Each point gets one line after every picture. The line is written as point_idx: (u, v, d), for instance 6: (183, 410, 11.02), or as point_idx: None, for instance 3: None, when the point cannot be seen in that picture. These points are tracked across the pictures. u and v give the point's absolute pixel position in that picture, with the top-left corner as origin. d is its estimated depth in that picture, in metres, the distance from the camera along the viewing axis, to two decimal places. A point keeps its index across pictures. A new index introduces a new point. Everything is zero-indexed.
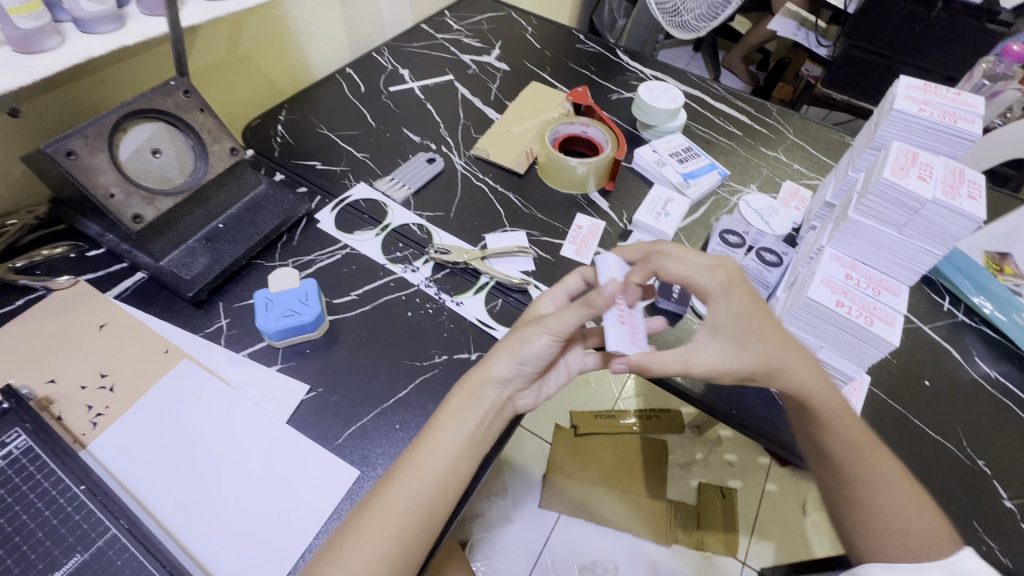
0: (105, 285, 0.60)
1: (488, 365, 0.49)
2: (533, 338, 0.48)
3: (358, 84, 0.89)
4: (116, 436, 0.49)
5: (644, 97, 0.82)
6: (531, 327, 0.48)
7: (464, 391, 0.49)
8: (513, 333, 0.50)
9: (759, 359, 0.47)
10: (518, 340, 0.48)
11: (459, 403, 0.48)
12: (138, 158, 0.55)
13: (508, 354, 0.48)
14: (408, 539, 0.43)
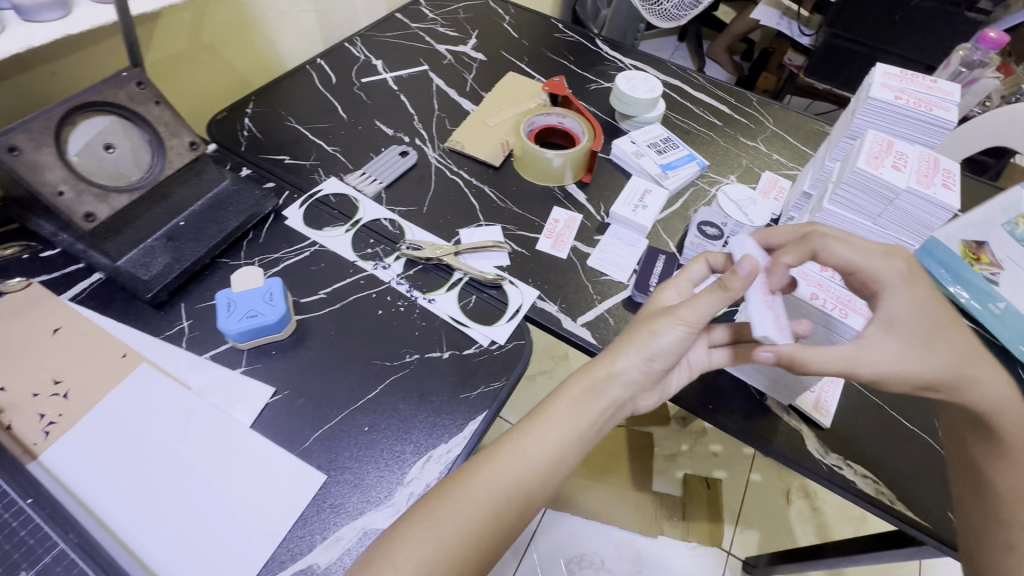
0: (60, 287, 0.57)
1: (615, 355, 0.46)
2: (664, 328, 0.45)
3: (329, 76, 0.86)
4: (70, 446, 0.47)
5: (621, 87, 0.81)
6: (661, 318, 0.45)
7: (579, 380, 0.47)
8: (639, 322, 0.48)
9: (946, 364, 0.43)
10: (649, 327, 0.46)
11: (574, 395, 0.46)
12: (89, 153, 0.53)
13: (634, 345, 0.46)
14: (496, 523, 0.42)
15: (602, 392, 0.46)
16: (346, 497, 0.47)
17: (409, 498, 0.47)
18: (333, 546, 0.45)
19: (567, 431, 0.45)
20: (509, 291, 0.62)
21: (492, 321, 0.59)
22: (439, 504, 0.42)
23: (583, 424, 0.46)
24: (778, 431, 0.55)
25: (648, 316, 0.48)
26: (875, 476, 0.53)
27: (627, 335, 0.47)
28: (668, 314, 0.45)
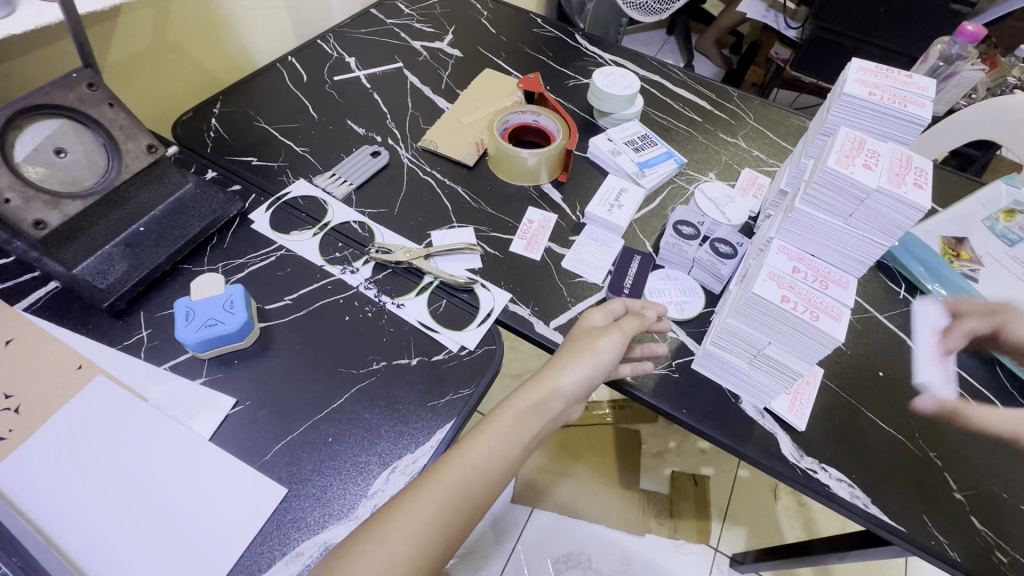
0: (13, 296, 0.55)
1: (558, 371, 0.49)
2: (605, 345, 0.51)
3: (300, 74, 0.84)
4: (19, 462, 0.46)
5: (598, 83, 0.79)
6: (601, 337, 0.51)
7: (518, 397, 0.48)
8: (578, 339, 0.52)
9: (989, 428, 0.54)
10: (590, 344, 0.51)
11: (519, 409, 0.47)
12: (38, 158, 0.51)
13: (579, 361, 0.50)
14: (448, 533, 0.42)
15: (542, 407, 0.48)
16: (307, 512, 0.46)
17: (371, 509, 0.46)
18: (292, 562, 0.44)
19: (507, 442, 0.46)
20: (480, 295, 0.61)
21: (462, 326, 0.58)
22: (385, 519, 0.41)
23: (526, 437, 0.47)
24: (752, 434, 0.54)
25: (589, 333, 0.52)
26: (849, 479, 0.52)
27: (563, 353, 0.51)
28: (606, 333, 0.52)
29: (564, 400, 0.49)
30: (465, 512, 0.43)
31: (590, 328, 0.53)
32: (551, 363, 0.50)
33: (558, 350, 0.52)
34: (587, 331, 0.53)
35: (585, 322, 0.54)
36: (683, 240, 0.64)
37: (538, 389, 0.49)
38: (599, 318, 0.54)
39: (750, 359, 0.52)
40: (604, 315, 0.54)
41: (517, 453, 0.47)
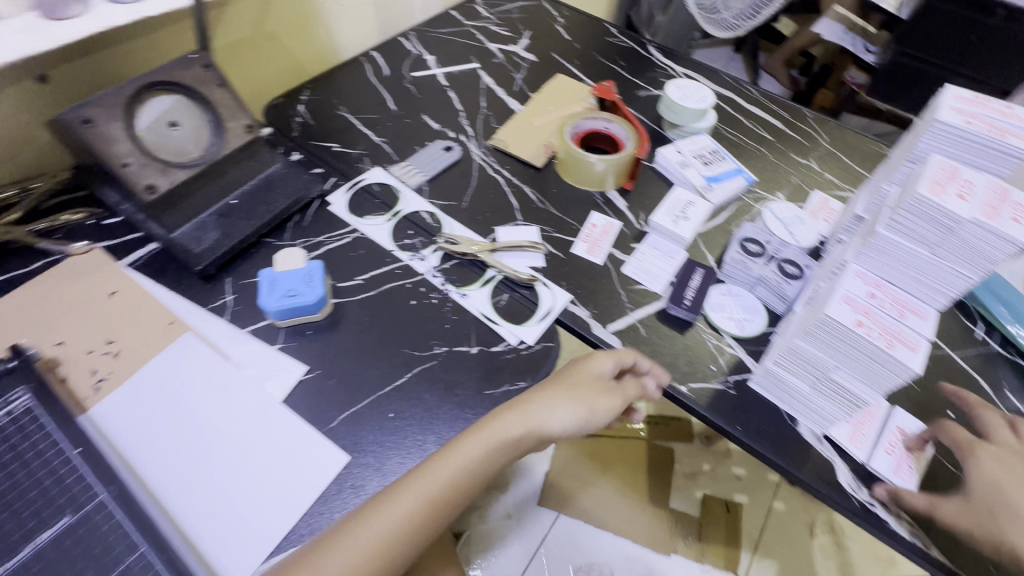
0: (119, 253, 0.61)
1: (549, 412, 0.50)
2: (603, 406, 0.52)
3: (382, 68, 0.88)
4: (117, 402, 0.50)
5: (672, 95, 0.79)
6: (603, 398, 0.52)
7: (483, 430, 0.48)
8: (584, 389, 0.52)
9: None
10: (591, 401, 0.52)
11: (500, 440, 0.48)
12: (155, 129, 0.56)
13: (573, 410, 0.51)
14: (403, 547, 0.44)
15: (514, 444, 0.49)
16: (366, 481, 0.48)
17: None
18: None
19: (474, 466, 0.47)
20: (541, 292, 0.62)
21: (522, 321, 0.59)
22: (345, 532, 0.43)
23: (499, 462, 0.49)
24: (808, 458, 0.53)
25: (594, 386, 0.53)
26: (910, 518, 0.50)
27: (557, 396, 0.51)
28: (609, 395, 0.53)
29: (541, 437, 0.50)
30: (427, 526, 0.46)
31: (599, 381, 0.53)
32: (535, 403, 0.51)
33: (546, 391, 0.52)
34: (597, 381, 0.53)
35: (593, 369, 0.54)
36: (749, 257, 0.63)
37: (517, 426, 0.49)
38: (609, 368, 0.54)
39: (814, 384, 0.51)
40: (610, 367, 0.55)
41: (485, 476, 0.48)
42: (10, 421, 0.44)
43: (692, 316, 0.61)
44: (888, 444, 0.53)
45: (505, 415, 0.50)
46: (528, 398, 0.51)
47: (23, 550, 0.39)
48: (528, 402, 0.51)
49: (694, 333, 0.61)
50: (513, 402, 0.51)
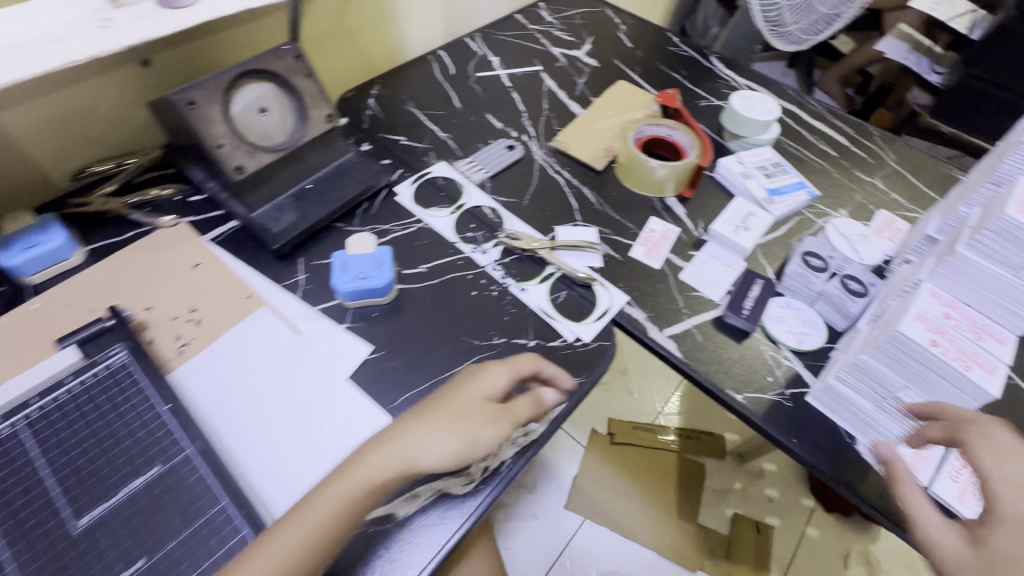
0: (203, 229, 0.65)
1: (420, 440, 0.45)
2: (484, 435, 0.46)
3: (448, 67, 0.91)
4: (198, 365, 0.53)
5: (736, 106, 0.79)
6: (483, 426, 0.46)
7: (355, 468, 0.43)
8: (463, 417, 0.46)
9: None
10: (472, 431, 0.46)
11: (366, 475, 0.43)
12: (248, 114, 0.59)
13: (447, 438, 0.45)
14: None
15: (383, 483, 0.44)
16: None
17: (483, 469, 0.50)
18: (408, 502, 0.47)
19: (341, 506, 0.42)
20: (598, 292, 0.63)
21: (579, 319, 0.60)
22: None
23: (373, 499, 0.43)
24: (865, 478, 0.52)
25: (474, 416, 0.46)
26: None
27: (429, 430, 0.45)
28: (496, 421, 0.47)
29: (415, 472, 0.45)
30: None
31: (480, 406, 0.47)
32: (404, 434, 0.45)
33: (418, 421, 0.46)
34: (478, 407, 0.47)
35: (470, 395, 0.48)
36: (812, 272, 0.63)
37: (391, 462, 0.44)
38: (496, 385, 0.49)
39: (878, 402, 0.51)
40: (491, 388, 0.49)
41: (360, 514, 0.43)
42: (108, 374, 0.47)
43: (750, 326, 0.61)
44: (953, 470, 0.52)
45: (370, 454, 0.44)
46: (399, 431, 0.46)
47: (117, 494, 0.42)
48: (398, 434, 0.45)
49: (751, 343, 0.61)
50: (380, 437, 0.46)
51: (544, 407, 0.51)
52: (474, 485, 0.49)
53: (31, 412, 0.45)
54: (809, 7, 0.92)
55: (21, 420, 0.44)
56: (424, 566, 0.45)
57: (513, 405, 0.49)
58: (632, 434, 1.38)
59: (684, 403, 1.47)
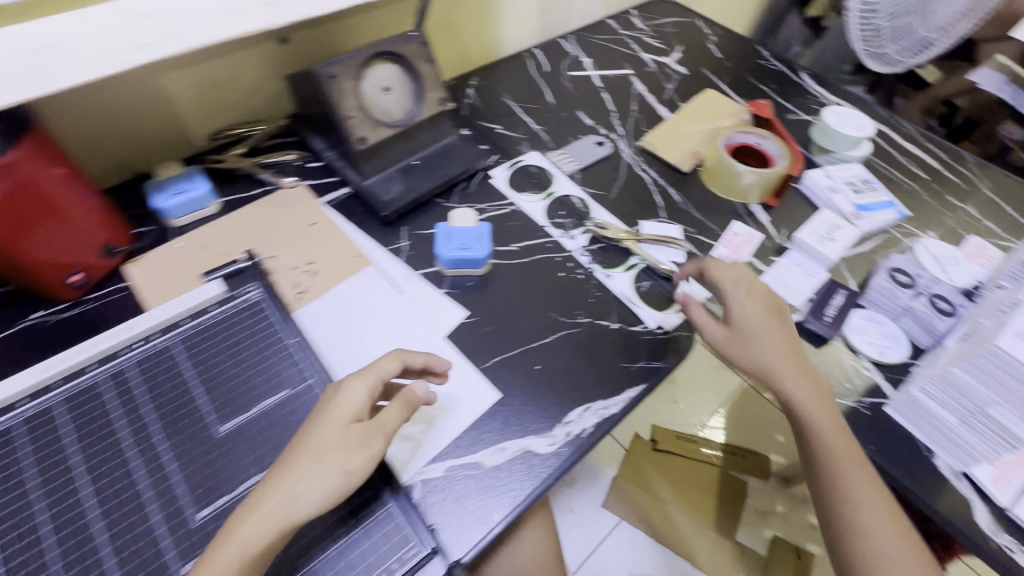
0: (319, 192, 0.71)
1: (289, 485, 0.40)
2: (354, 463, 0.41)
3: (542, 65, 0.95)
4: (315, 310, 0.59)
5: (829, 121, 0.80)
6: (351, 456, 0.41)
7: (226, 537, 0.38)
8: (330, 450, 0.41)
9: None
10: (343, 461, 0.41)
11: (238, 543, 0.38)
12: (376, 92, 0.65)
13: (314, 475, 0.40)
14: None
15: (265, 549, 0.38)
16: (512, 421, 0.54)
17: (565, 434, 0.53)
18: (496, 453, 0.52)
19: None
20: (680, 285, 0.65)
21: (661, 308, 0.63)
22: None
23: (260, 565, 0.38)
24: (943, 491, 0.52)
25: (341, 447, 0.42)
26: None
27: (300, 470, 0.40)
28: (363, 443, 0.42)
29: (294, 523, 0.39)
30: None
31: (344, 429, 0.43)
32: (278, 485, 0.40)
33: (291, 467, 0.41)
34: (343, 432, 0.42)
35: (329, 424, 0.43)
36: (899, 287, 0.63)
37: (272, 519, 0.39)
38: (355, 403, 0.44)
39: (964, 416, 0.51)
40: (354, 408, 0.44)
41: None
42: (246, 306, 0.54)
43: (831, 333, 0.62)
44: None
45: (243, 518, 0.39)
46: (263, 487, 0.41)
47: (252, 408, 0.48)
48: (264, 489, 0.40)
49: (830, 349, 0.62)
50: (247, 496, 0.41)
51: (413, 402, 0.47)
52: (557, 446, 0.52)
53: (183, 330, 0.52)
54: (911, 30, 0.93)
55: (176, 336, 0.51)
56: (510, 512, 0.48)
57: (382, 416, 0.44)
58: (675, 444, 1.36)
59: (731, 419, 1.45)
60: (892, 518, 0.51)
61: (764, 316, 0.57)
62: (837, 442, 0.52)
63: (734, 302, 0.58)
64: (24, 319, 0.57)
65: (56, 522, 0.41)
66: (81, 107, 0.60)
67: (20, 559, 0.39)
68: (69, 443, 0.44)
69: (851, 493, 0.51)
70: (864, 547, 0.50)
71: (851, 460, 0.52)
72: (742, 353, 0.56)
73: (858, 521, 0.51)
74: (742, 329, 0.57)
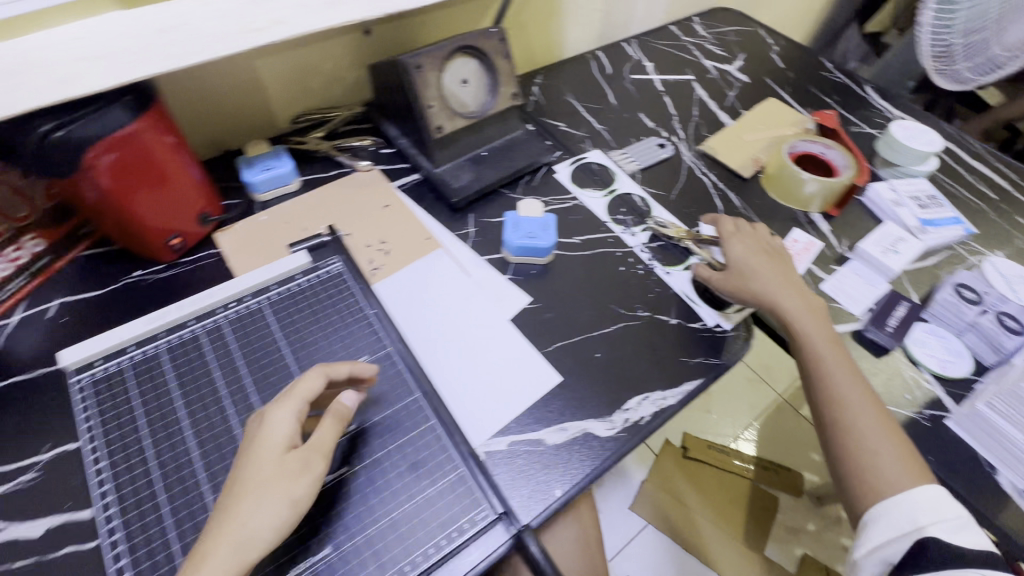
0: (392, 177, 0.75)
1: (234, 526, 0.38)
2: (297, 490, 0.40)
3: (605, 66, 0.97)
4: (388, 286, 0.63)
5: (897, 134, 0.79)
6: (290, 486, 0.40)
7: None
8: (268, 484, 0.39)
9: None
10: (288, 492, 0.40)
11: None
12: (455, 83, 0.69)
13: (261, 510, 0.38)
14: None
15: None
16: (572, 403, 0.55)
17: (624, 420, 0.55)
18: (558, 432, 0.53)
19: None
20: None
21: (719, 307, 0.64)
22: None
23: None
24: (1005, 507, 0.52)
25: (280, 481, 0.40)
26: None
27: (245, 508, 0.38)
28: (304, 469, 0.41)
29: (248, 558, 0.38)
30: None
31: (279, 462, 0.40)
32: (222, 530, 0.38)
33: (231, 510, 0.38)
34: (279, 463, 0.40)
35: (262, 459, 0.40)
36: (966, 303, 0.62)
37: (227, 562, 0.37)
38: (285, 429, 0.42)
39: None
40: (286, 437, 0.42)
41: None
42: (331, 276, 0.58)
43: (892, 343, 0.62)
44: None
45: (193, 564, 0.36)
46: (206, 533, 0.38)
47: None
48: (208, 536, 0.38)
49: (890, 360, 0.62)
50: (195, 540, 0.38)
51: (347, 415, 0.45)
52: (616, 431, 0.54)
53: (273, 294, 0.56)
54: (984, 48, 0.89)
55: (266, 299, 0.55)
56: (570, 488, 0.50)
57: (317, 437, 0.42)
58: (705, 453, 1.33)
59: (765, 433, 1.41)
60: (885, 424, 0.53)
61: (758, 253, 0.64)
62: (828, 355, 0.57)
63: (732, 243, 0.65)
64: (126, 277, 0.62)
65: (161, 458, 0.45)
66: (187, 86, 0.65)
67: (130, 488, 0.43)
68: (172, 388, 0.48)
69: (843, 399, 0.54)
70: (858, 449, 0.52)
71: (841, 368, 0.56)
72: (737, 284, 0.62)
73: (851, 424, 0.53)
74: (739, 265, 0.63)
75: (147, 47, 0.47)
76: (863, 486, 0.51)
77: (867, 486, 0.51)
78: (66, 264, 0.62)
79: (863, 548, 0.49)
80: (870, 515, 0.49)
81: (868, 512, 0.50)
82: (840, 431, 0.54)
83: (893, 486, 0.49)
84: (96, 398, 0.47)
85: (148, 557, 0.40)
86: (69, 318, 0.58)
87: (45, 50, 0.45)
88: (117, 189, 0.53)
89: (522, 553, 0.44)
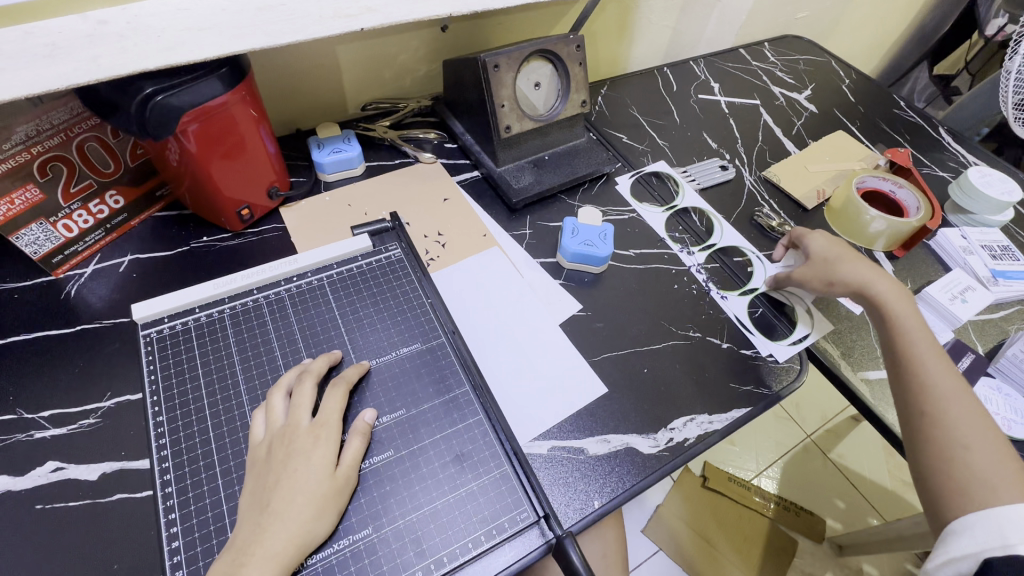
0: (453, 172, 0.76)
1: (282, 528, 0.39)
2: (343, 503, 0.42)
3: (671, 83, 0.97)
4: (443, 276, 0.64)
5: (973, 180, 0.76)
6: (334, 500, 0.42)
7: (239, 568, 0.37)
8: (314, 498, 0.41)
9: None
10: (334, 503, 0.42)
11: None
12: (526, 85, 0.70)
13: (313, 520, 0.40)
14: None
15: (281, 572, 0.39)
16: (614, 416, 0.55)
17: (668, 439, 0.54)
18: (602, 443, 0.53)
19: (281, 536, 0.39)
20: (796, 319, 0.65)
21: (774, 338, 0.63)
22: (239, 565, 0.38)
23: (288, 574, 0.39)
24: None
25: (329, 494, 0.42)
26: None
27: (295, 517, 0.40)
28: (346, 487, 0.43)
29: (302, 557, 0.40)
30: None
31: (330, 478, 0.42)
32: (270, 528, 0.39)
33: (280, 510, 0.40)
34: (328, 481, 0.42)
35: (310, 471, 0.42)
36: None
37: (282, 547, 0.39)
38: (326, 452, 0.43)
39: None
40: (332, 454, 0.43)
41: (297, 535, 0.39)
42: (396, 263, 0.59)
43: None
44: None
45: (249, 560, 0.38)
46: (250, 535, 0.39)
47: (387, 355, 0.52)
48: (254, 540, 0.39)
49: None
50: (238, 535, 0.40)
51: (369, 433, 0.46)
52: (659, 449, 0.53)
53: (333, 274, 0.57)
54: None
55: (327, 277, 0.56)
56: (609, 500, 0.49)
57: (353, 457, 0.44)
58: (725, 486, 1.28)
59: (789, 472, 1.35)
60: (981, 430, 0.50)
61: (841, 245, 0.65)
62: (925, 350, 0.55)
63: (815, 236, 0.66)
64: (194, 241, 0.64)
65: (217, 419, 0.46)
66: (271, 62, 0.68)
67: (186, 445, 0.45)
68: (232, 354, 0.50)
69: (936, 389, 0.52)
70: (948, 440, 0.50)
71: (937, 359, 0.54)
72: (822, 274, 0.62)
73: (933, 419, 0.51)
74: (824, 255, 0.63)
75: (247, 24, 0.49)
76: (939, 484, 0.50)
77: (944, 499, 0.49)
78: (140, 222, 0.64)
79: (938, 557, 0.48)
80: (954, 526, 0.47)
81: (955, 522, 0.48)
82: (927, 421, 0.52)
83: (982, 492, 0.47)
84: (161, 353, 0.49)
85: (198, 513, 0.42)
86: (139, 275, 0.60)
87: (152, 17, 0.46)
88: (201, 155, 0.55)
89: (561, 560, 0.42)
